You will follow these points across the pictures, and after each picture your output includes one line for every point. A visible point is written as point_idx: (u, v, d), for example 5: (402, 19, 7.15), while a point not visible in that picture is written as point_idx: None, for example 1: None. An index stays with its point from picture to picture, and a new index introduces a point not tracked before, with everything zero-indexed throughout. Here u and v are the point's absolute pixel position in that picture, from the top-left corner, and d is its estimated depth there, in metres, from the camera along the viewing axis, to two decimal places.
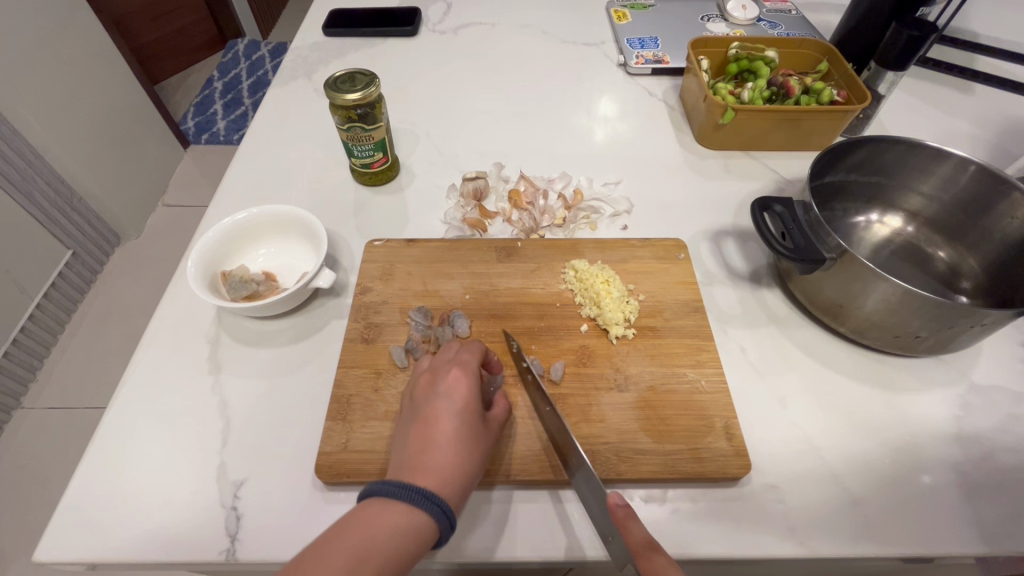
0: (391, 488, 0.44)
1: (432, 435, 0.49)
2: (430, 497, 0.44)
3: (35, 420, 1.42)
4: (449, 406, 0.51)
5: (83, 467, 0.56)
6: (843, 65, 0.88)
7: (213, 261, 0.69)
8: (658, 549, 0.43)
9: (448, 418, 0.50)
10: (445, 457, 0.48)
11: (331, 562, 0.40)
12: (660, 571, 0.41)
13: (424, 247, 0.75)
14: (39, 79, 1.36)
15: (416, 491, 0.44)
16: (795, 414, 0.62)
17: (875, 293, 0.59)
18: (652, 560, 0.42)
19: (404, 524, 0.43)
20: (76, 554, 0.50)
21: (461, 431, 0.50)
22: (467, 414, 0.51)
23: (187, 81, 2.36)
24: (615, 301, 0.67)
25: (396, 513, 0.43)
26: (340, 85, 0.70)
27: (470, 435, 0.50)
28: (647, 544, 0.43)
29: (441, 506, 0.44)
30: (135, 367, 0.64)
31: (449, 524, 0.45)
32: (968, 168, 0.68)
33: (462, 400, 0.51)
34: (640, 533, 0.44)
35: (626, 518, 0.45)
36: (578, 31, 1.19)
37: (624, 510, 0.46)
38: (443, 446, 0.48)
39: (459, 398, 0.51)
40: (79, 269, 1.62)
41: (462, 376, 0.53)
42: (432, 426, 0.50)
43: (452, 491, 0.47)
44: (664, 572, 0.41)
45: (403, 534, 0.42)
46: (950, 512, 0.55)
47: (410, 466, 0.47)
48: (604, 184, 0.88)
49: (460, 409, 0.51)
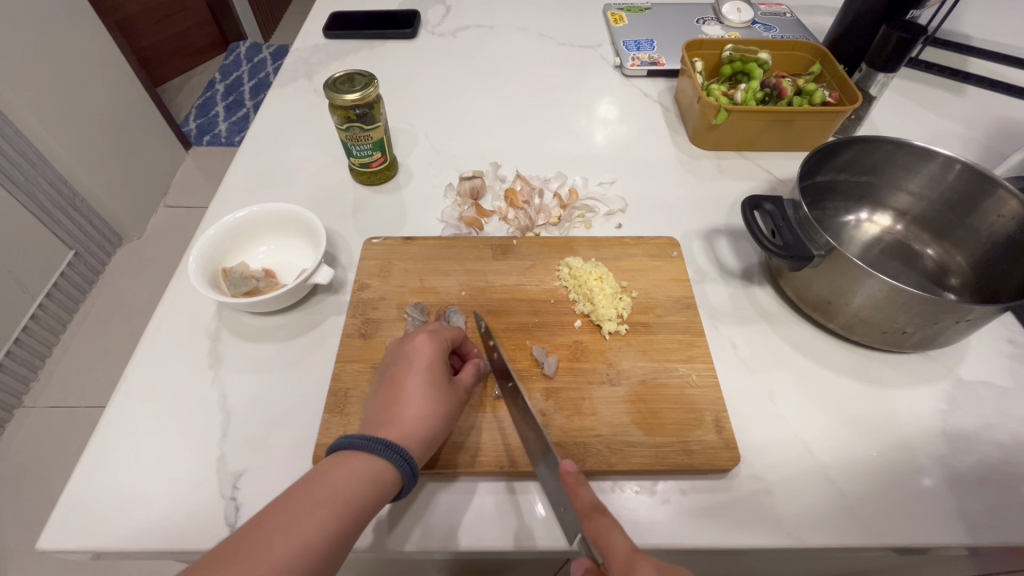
0: (355, 439, 0.46)
1: (397, 392, 0.51)
2: (390, 446, 0.46)
3: (37, 419, 1.43)
4: (415, 365, 0.53)
5: (85, 458, 0.57)
6: (834, 67, 0.90)
7: (215, 257, 0.70)
8: (603, 511, 0.43)
9: (414, 376, 0.52)
10: (408, 412, 0.49)
11: (296, 511, 0.40)
12: (604, 531, 0.41)
13: (422, 245, 0.76)
14: (41, 81, 1.38)
15: (377, 442, 0.46)
16: (785, 409, 0.63)
17: (862, 290, 0.60)
18: (599, 521, 0.42)
19: (366, 473, 0.44)
20: (78, 543, 0.52)
21: (425, 387, 0.51)
22: (433, 373, 0.52)
23: (189, 83, 2.38)
24: (608, 297, 0.68)
25: (359, 462, 0.45)
26: (339, 86, 0.71)
27: (435, 392, 0.51)
28: (593, 507, 0.44)
29: (402, 454, 0.46)
30: (137, 362, 0.65)
31: (410, 473, 0.46)
32: (954, 167, 0.69)
33: (427, 360, 0.53)
34: (587, 498, 0.44)
35: (576, 483, 0.45)
36: (576, 34, 1.20)
37: (574, 476, 0.46)
38: (406, 402, 0.50)
39: (424, 358, 0.53)
40: (81, 269, 1.63)
41: (428, 340, 0.54)
42: (398, 385, 0.51)
43: (415, 443, 0.48)
44: (605, 532, 0.41)
45: (366, 482, 0.44)
46: (935, 506, 0.56)
47: (376, 421, 0.49)
48: (599, 184, 0.89)
49: (425, 367, 0.52)
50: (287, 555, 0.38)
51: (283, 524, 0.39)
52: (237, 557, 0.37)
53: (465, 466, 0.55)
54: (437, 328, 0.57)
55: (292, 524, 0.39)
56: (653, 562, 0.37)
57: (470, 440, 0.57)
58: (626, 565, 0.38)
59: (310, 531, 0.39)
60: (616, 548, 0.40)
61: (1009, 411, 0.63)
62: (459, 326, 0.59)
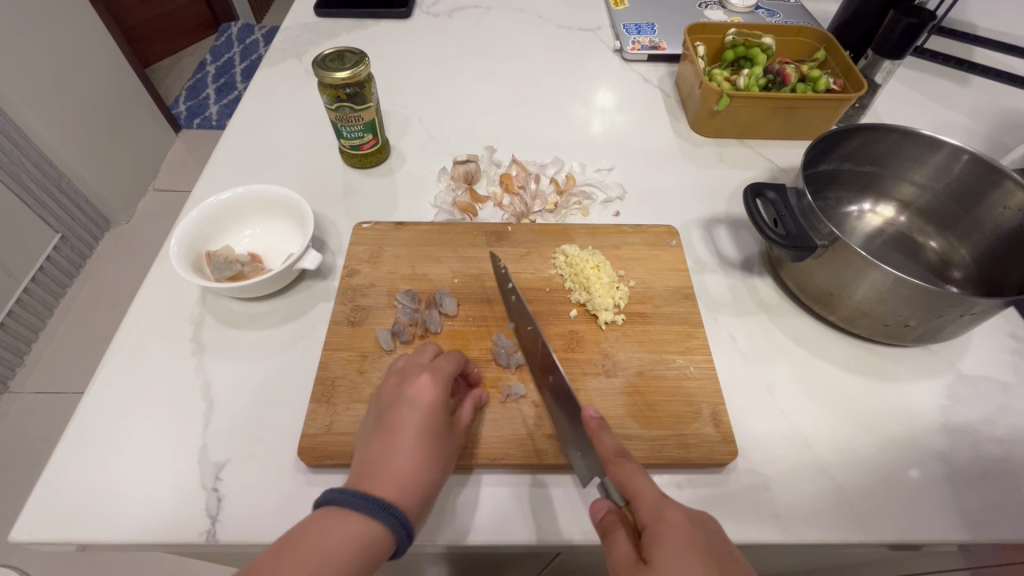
0: (350, 499, 0.42)
1: (395, 440, 0.48)
2: (388, 507, 0.43)
3: (24, 404, 1.40)
4: (415, 408, 0.50)
5: (59, 451, 0.55)
6: (840, 52, 0.87)
7: (198, 240, 0.67)
8: (627, 456, 0.44)
9: (414, 423, 0.49)
10: (407, 463, 0.46)
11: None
12: (630, 478, 0.43)
13: (414, 231, 0.74)
14: (25, 59, 1.33)
15: (373, 502, 0.42)
16: (783, 402, 0.62)
17: (866, 281, 0.58)
18: (624, 467, 0.44)
19: (359, 538, 0.41)
20: (55, 535, 0.50)
21: (425, 435, 0.48)
22: (434, 418, 0.50)
23: (178, 64, 2.32)
24: (605, 287, 0.66)
25: (353, 526, 0.41)
26: (328, 64, 0.68)
27: (434, 440, 0.49)
28: (618, 452, 0.45)
29: (400, 516, 0.43)
30: (116, 350, 0.63)
31: (405, 537, 0.43)
32: (960, 157, 0.67)
33: (429, 405, 0.50)
34: (611, 444, 0.46)
35: (599, 429, 0.46)
36: (575, 16, 1.17)
37: (597, 422, 0.47)
38: (405, 453, 0.47)
39: (425, 403, 0.50)
40: (68, 252, 1.59)
41: (430, 381, 0.52)
42: (395, 431, 0.48)
43: (412, 498, 0.45)
44: (632, 479, 0.43)
45: (359, 548, 0.40)
46: (933, 500, 0.55)
47: (372, 471, 0.46)
48: (597, 170, 0.87)
49: (427, 412, 0.50)
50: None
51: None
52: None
53: (457, 458, 0.54)
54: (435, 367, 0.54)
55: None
56: (684, 511, 0.41)
57: (465, 434, 0.55)
58: (659, 510, 0.41)
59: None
60: (646, 494, 0.42)
61: (1011, 405, 0.63)
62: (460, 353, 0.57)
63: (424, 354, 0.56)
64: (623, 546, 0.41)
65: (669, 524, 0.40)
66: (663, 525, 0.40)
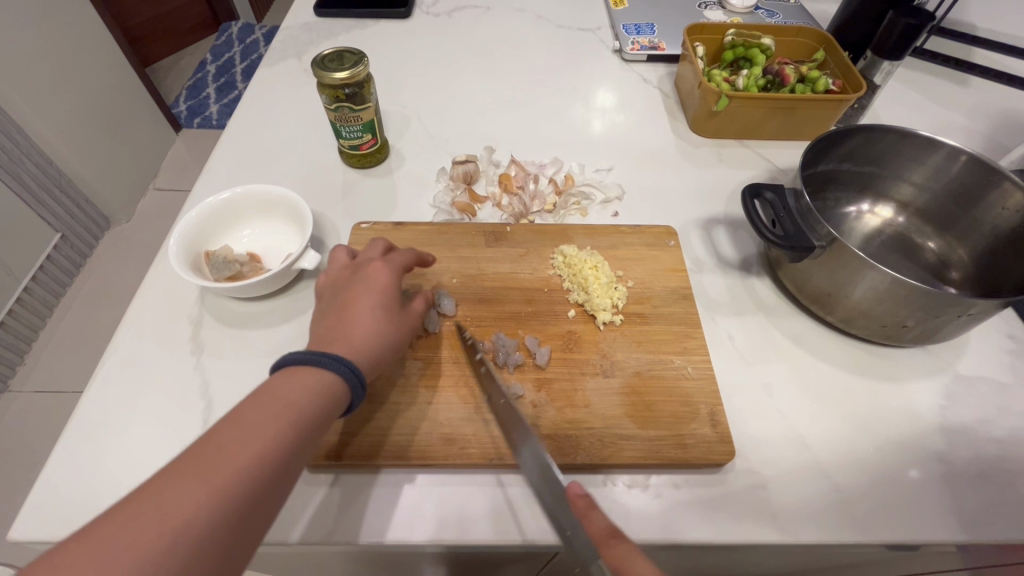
0: (300, 355, 0.45)
1: (347, 313, 0.51)
2: (340, 360, 0.46)
3: (24, 403, 1.41)
4: (367, 288, 0.53)
5: (59, 449, 0.55)
6: (839, 53, 0.87)
7: (197, 238, 0.68)
8: (621, 537, 0.42)
9: (366, 298, 0.52)
10: (358, 328, 0.50)
11: (243, 425, 0.40)
12: (625, 558, 0.40)
13: (413, 231, 0.74)
14: (26, 59, 1.33)
15: (325, 356, 0.46)
16: (781, 402, 0.62)
17: (863, 282, 0.58)
18: (617, 549, 0.41)
19: (318, 383, 0.44)
20: (54, 533, 0.50)
21: (377, 308, 0.52)
22: (386, 297, 0.53)
23: (179, 63, 2.33)
24: (603, 287, 0.66)
25: (310, 374, 0.45)
26: (327, 64, 0.68)
27: (386, 314, 0.52)
28: (609, 531, 0.42)
29: (350, 366, 0.46)
30: (115, 348, 0.63)
31: (359, 384, 0.47)
32: (959, 157, 0.67)
33: (381, 285, 0.54)
34: (602, 524, 0.43)
35: (588, 509, 0.44)
36: (575, 16, 1.17)
37: (585, 498, 0.45)
38: (357, 321, 0.50)
39: (378, 282, 0.54)
40: (69, 252, 1.60)
41: (381, 266, 0.55)
42: (348, 306, 0.52)
43: (363, 357, 0.49)
44: (628, 559, 0.40)
45: (320, 391, 0.44)
46: (931, 501, 0.55)
47: (325, 338, 0.49)
48: (596, 170, 0.87)
49: (379, 292, 0.53)
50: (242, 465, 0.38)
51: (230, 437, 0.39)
52: (190, 472, 0.36)
53: (455, 458, 0.54)
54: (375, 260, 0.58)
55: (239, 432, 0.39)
56: None
57: (463, 433, 0.55)
58: None
59: (262, 441, 0.39)
60: None
61: (1009, 406, 0.63)
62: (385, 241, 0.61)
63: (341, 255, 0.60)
64: None
65: None
66: None
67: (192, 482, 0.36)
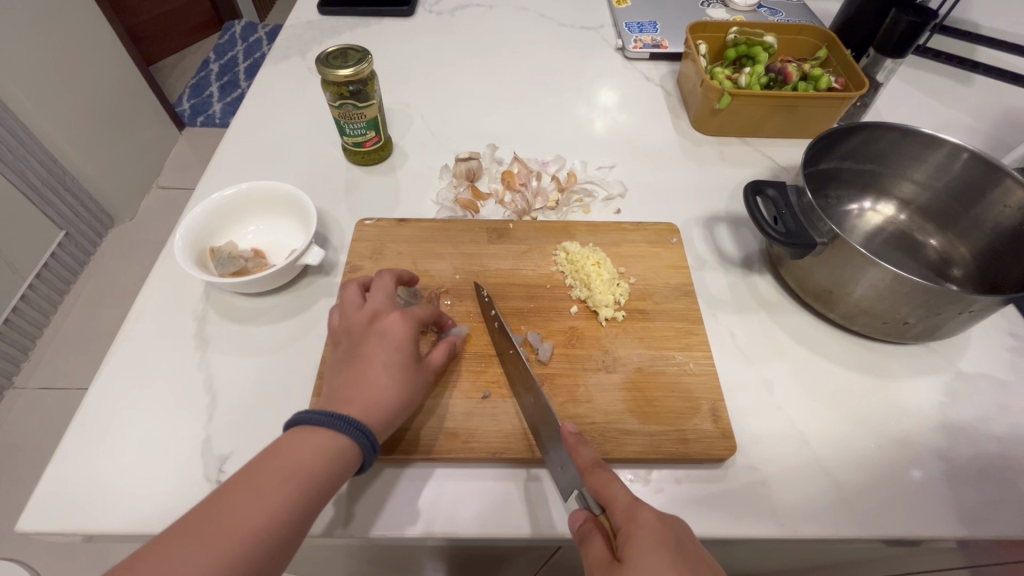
0: (314, 416, 0.45)
1: (364, 369, 0.50)
2: (352, 424, 0.45)
3: (28, 400, 1.42)
4: (384, 342, 0.51)
5: (65, 443, 0.55)
6: (842, 52, 0.88)
7: (202, 235, 0.68)
8: (603, 466, 0.45)
9: (382, 353, 0.51)
10: (374, 388, 0.49)
11: (251, 490, 0.40)
12: (604, 484, 0.44)
13: (415, 228, 0.74)
14: (30, 56, 1.34)
15: (338, 419, 0.45)
16: (783, 399, 0.62)
17: (865, 279, 0.58)
18: (600, 476, 0.44)
19: (329, 448, 0.44)
20: (60, 526, 0.50)
21: (393, 366, 0.50)
22: (403, 352, 0.52)
23: (182, 62, 2.33)
24: (605, 283, 0.66)
25: (321, 438, 0.44)
26: (331, 61, 0.68)
27: (402, 371, 0.51)
28: (594, 463, 0.46)
29: (363, 430, 0.46)
30: (121, 344, 0.64)
31: (371, 448, 0.46)
32: (960, 155, 0.67)
33: (398, 340, 0.52)
34: (587, 455, 0.47)
35: (576, 443, 0.48)
36: (577, 15, 1.17)
37: (574, 436, 0.48)
38: (372, 380, 0.49)
39: (395, 336, 0.52)
40: (73, 249, 1.60)
41: (400, 319, 0.53)
42: (364, 361, 0.50)
43: (377, 420, 0.48)
44: (607, 485, 0.44)
45: (329, 457, 0.44)
46: (931, 497, 0.55)
47: (339, 397, 0.48)
48: (598, 168, 0.87)
49: (395, 347, 0.51)
50: (242, 538, 0.38)
51: (236, 506, 0.39)
52: (195, 541, 0.37)
53: (457, 452, 0.54)
54: (387, 303, 0.56)
55: (244, 502, 0.40)
56: (655, 511, 0.41)
57: (464, 428, 0.56)
58: (630, 513, 0.41)
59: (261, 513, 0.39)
60: (619, 498, 0.42)
61: (1009, 403, 0.63)
62: (393, 271, 0.60)
63: (351, 295, 0.57)
64: (598, 549, 0.41)
65: (640, 525, 0.40)
66: (636, 525, 0.40)
67: (190, 557, 0.36)
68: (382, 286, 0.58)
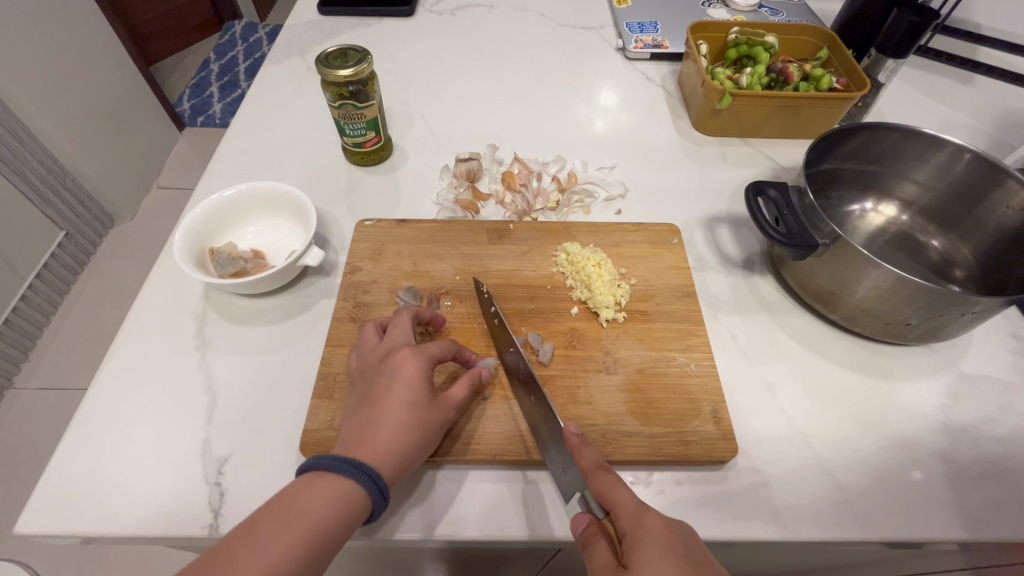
0: (324, 461, 0.44)
1: (375, 412, 0.49)
2: (359, 467, 0.44)
3: (27, 400, 1.41)
4: (395, 382, 0.50)
5: (64, 444, 0.55)
6: (843, 52, 0.87)
7: (202, 236, 0.68)
8: (607, 469, 0.45)
9: (394, 395, 0.49)
10: (384, 431, 0.47)
11: (257, 538, 0.39)
12: (607, 488, 0.43)
13: (415, 228, 0.74)
14: (31, 57, 1.34)
15: (346, 463, 0.44)
16: (784, 401, 0.62)
17: (867, 279, 0.58)
18: (605, 479, 0.44)
19: (339, 494, 0.43)
20: (59, 527, 0.50)
21: (404, 408, 0.49)
22: (414, 391, 0.50)
23: (183, 62, 2.33)
24: (605, 284, 0.66)
25: (331, 484, 0.43)
26: (331, 62, 0.68)
27: (412, 411, 0.49)
28: (597, 465, 0.45)
29: (371, 475, 0.44)
30: (120, 344, 0.64)
31: (381, 495, 0.45)
32: (963, 156, 0.67)
33: (409, 379, 0.50)
34: (590, 457, 0.46)
35: (579, 444, 0.47)
36: (578, 15, 1.17)
37: (577, 438, 0.48)
38: (384, 424, 0.48)
39: (406, 375, 0.50)
40: (72, 249, 1.60)
41: (411, 357, 0.51)
42: (376, 404, 0.49)
43: (387, 463, 0.46)
44: (611, 489, 0.43)
45: (338, 505, 0.42)
46: (934, 499, 0.55)
47: (352, 441, 0.47)
48: (599, 168, 0.87)
49: (406, 387, 0.50)
50: None
51: (240, 553, 0.38)
52: None
53: (457, 453, 0.54)
54: (405, 340, 0.55)
55: (250, 550, 0.38)
56: (661, 516, 0.41)
57: (464, 429, 0.55)
58: (637, 518, 0.41)
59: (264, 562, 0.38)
60: (624, 502, 0.42)
61: (1012, 405, 0.63)
62: (410, 308, 0.58)
63: (369, 334, 0.56)
64: (602, 555, 0.41)
65: (646, 530, 0.40)
66: (642, 531, 0.40)
67: None
68: (400, 324, 0.56)
